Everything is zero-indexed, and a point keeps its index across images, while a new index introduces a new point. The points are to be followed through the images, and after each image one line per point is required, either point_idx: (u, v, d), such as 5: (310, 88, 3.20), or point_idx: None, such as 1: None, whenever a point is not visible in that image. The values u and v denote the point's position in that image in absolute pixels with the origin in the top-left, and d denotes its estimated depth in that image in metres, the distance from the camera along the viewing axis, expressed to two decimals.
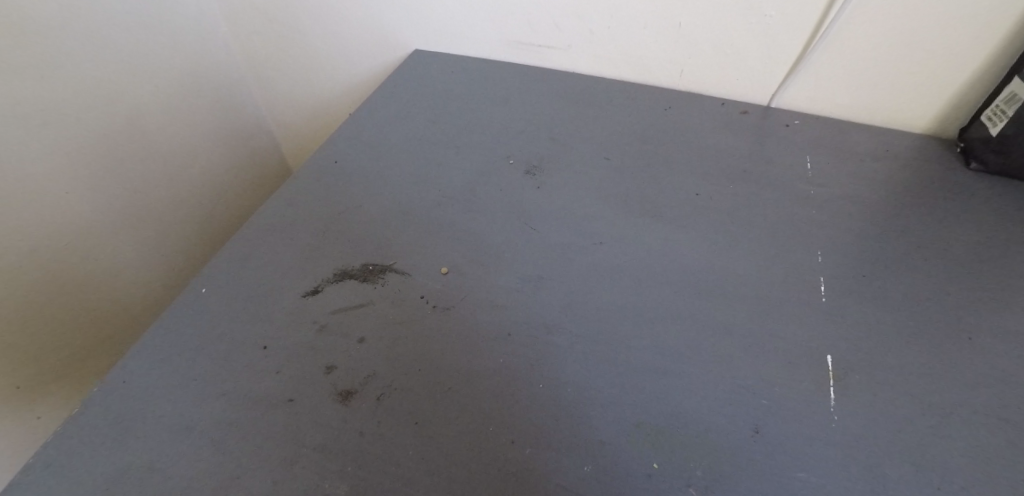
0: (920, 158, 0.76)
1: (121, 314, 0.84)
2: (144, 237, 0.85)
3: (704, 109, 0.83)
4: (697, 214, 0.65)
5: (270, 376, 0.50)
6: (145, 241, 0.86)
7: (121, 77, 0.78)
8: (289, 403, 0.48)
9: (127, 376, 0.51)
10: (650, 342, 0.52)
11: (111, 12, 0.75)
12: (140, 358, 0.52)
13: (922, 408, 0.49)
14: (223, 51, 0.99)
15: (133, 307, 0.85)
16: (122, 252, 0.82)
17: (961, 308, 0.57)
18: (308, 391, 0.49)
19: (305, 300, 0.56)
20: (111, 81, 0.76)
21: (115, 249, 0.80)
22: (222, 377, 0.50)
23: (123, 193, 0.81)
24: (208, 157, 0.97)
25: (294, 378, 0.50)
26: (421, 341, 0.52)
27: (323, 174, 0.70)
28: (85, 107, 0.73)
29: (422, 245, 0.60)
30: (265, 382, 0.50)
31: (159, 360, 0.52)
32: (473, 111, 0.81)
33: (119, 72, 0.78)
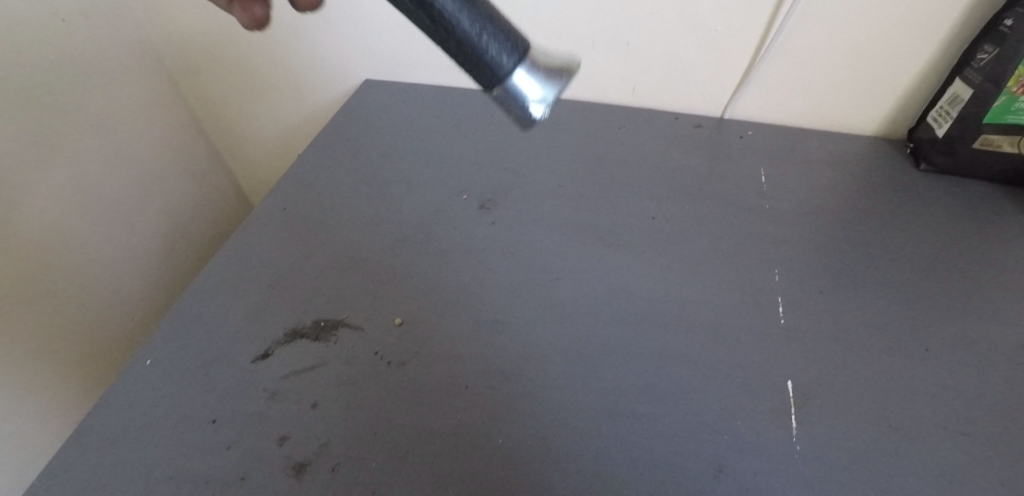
0: (871, 162, 0.77)
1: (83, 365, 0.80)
2: (90, 295, 0.80)
3: (658, 126, 0.82)
4: (654, 240, 0.64)
5: (220, 454, 0.48)
6: (100, 287, 0.82)
7: (54, 125, 0.73)
8: (242, 481, 0.46)
9: (69, 464, 0.48)
10: (611, 382, 0.52)
11: (39, 61, 0.71)
12: (81, 448, 0.49)
13: (885, 430, 0.49)
14: (168, 91, 0.95)
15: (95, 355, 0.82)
16: (77, 301, 0.78)
17: (914, 320, 0.58)
18: (261, 468, 0.47)
19: (256, 364, 0.53)
20: (43, 132, 0.72)
21: (69, 299, 0.77)
22: (171, 458, 0.48)
23: (69, 240, 0.77)
24: (158, 202, 0.92)
25: (246, 453, 0.48)
26: (378, 400, 0.50)
27: (272, 221, 0.68)
28: (17, 161, 0.69)
29: (376, 294, 0.58)
30: (216, 461, 0.47)
31: (102, 447, 0.49)
32: (425, 139, 0.79)
33: (52, 121, 0.73)
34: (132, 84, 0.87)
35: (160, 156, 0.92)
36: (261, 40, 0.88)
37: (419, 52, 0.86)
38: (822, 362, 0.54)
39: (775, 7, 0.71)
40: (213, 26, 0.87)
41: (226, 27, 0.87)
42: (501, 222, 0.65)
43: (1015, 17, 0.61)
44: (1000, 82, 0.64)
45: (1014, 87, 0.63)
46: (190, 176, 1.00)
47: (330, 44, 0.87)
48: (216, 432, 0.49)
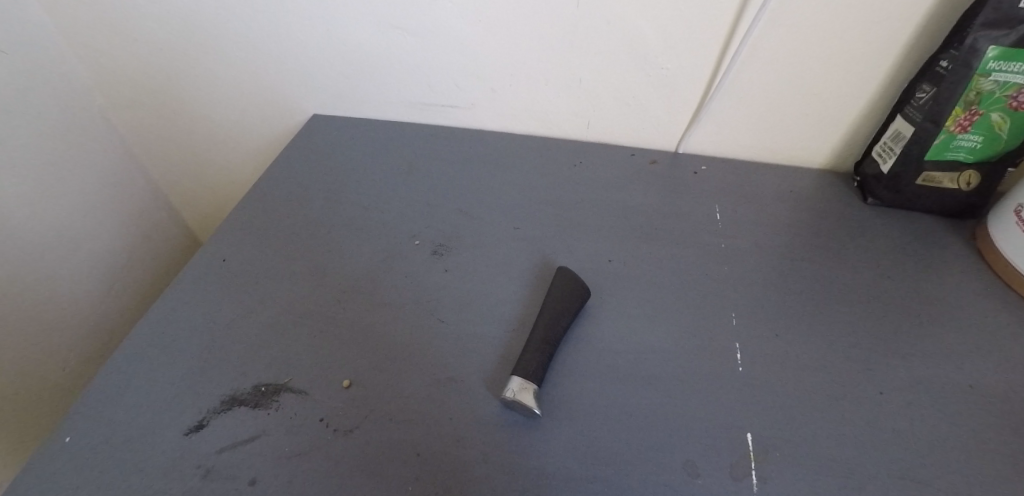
0: (820, 196, 0.78)
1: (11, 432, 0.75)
2: (23, 356, 0.76)
3: (613, 162, 0.81)
4: (611, 286, 0.63)
5: None
6: (32, 346, 0.77)
7: None
8: None
9: None
10: (570, 443, 0.50)
11: None
12: None
13: (839, 479, 0.50)
14: (100, 130, 0.89)
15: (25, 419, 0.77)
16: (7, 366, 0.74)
17: (866, 363, 0.58)
18: None
19: (190, 438, 0.50)
20: None
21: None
22: None
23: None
24: (92, 244, 0.87)
25: None
26: (322, 474, 0.47)
27: (208, 274, 0.63)
28: None
29: (321, 353, 0.55)
30: None
31: None
32: (374, 178, 0.76)
33: None
34: (62, 124, 0.81)
35: (94, 197, 0.87)
36: (199, 74, 0.84)
37: (367, 87, 0.83)
38: (780, 412, 0.54)
39: (722, 48, 0.72)
40: (147, 60, 0.82)
41: (161, 60, 0.82)
42: (454, 270, 0.63)
43: (949, 59, 0.63)
44: (938, 121, 0.66)
45: (952, 126, 0.66)
46: (129, 215, 0.94)
47: (272, 79, 0.83)
48: None
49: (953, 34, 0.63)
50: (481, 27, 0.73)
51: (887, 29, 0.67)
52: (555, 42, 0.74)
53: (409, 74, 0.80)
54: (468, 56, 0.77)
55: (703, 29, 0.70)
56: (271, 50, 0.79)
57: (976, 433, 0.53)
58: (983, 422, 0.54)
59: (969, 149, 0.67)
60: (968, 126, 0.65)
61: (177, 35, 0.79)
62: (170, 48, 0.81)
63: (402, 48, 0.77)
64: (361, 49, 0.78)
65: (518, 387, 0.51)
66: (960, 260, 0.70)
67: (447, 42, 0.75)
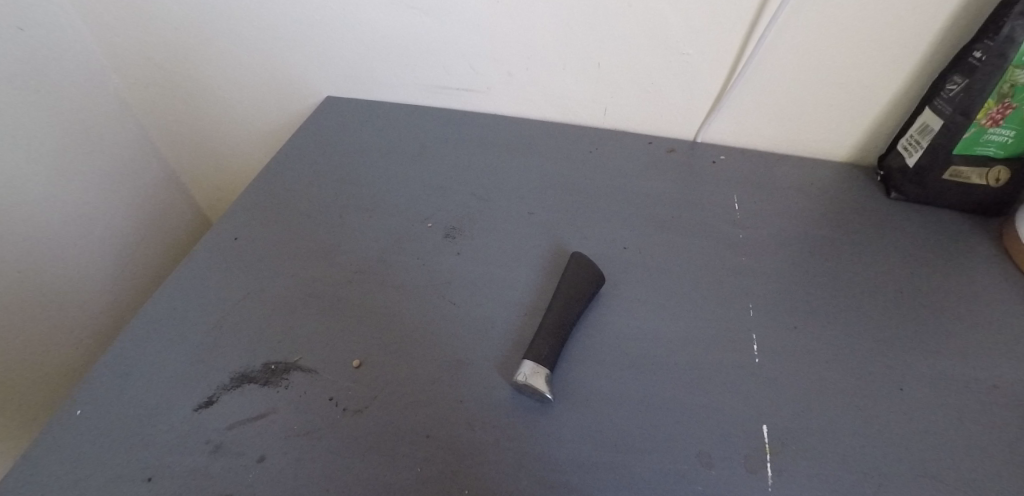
0: (842, 190, 0.77)
1: (24, 406, 0.76)
2: (39, 330, 0.77)
3: (630, 149, 0.80)
4: (626, 273, 0.62)
5: None
6: (47, 322, 0.78)
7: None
8: None
9: None
10: (581, 431, 0.49)
11: None
12: None
13: (858, 474, 0.49)
14: (115, 109, 0.89)
15: (38, 393, 0.78)
16: (22, 340, 0.74)
17: (886, 358, 0.57)
18: None
19: (199, 414, 0.49)
20: None
21: (14, 340, 0.73)
22: None
23: (14, 277, 0.73)
24: (106, 225, 0.87)
25: None
26: (330, 453, 0.47)
27: (220, 251, 0.63)
28: None
29: (331, 333, 0.55)
30: None
31: None
32: (388, 160, 0.75)
33: None
34: (78, 102, 0.82)
35: (110, 176, 0.87)
36: (214, 54, 0.83)
37: (382, 69, 0.82)
38: (798, 406, 0.52)
39: (747, 35, 0.70)
40: (162, 39, 0.82)
41: (177, 40, 0.82)
42: (467, 253, 0.62)
43: (983, 50, 0.61)
44: (969, 114, 0.64)
45: (983, 120, 0.64)
46: (143, 195, 0.95)
47: (287, 59, 0.82)
48: (150, 490, 0.45)
49: (988, 23, 0.61)
50: (499, 9, 0.72)
51: (919, 17, 0.64)
52: (575, 26, 0.72)
53: (425, 55, 0.79)
54: (486, 39, 0.75)
55: (727, 15, 0.68)
56: (286, 30, 0.79)
57: (999, 432, 0.52)
58: (1007, 421, 0.53)
59: (999, 144, 0.65)
60: (1000, 119, 0.63)
61: (193, 14, 0.78)
62: (186, 28, 0.80)
63: (418, 29, 0.76)
64: (376, 29, 0.77)
65: (530, 371, 0.50)
66: (985, 257, 0.68)
67: (464, 25, 0.74)
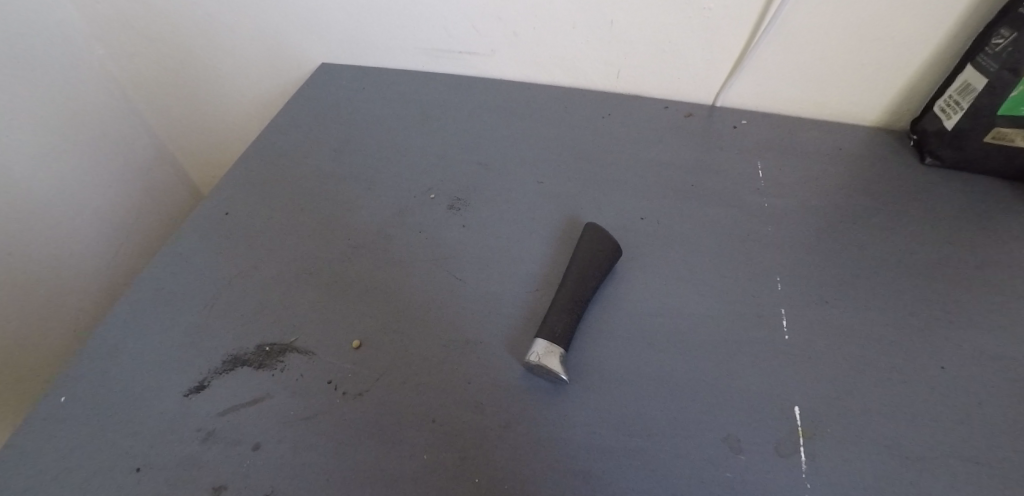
0: (872, 155, 0.72)
1: (11, 390, 0.74)
2: (23, 313, 0.74)
3: (645, 114, 0.75)
4: (643, 245, 0.58)
5: None
6: (31, 303, 0.75)
7: None
8: None
9: None
10: (599, 415, 0.45)
11: None
12: None
13: (896, 458, 0.45)
14: (99, 81, 0.84)
15: (26, 376, 0.76)
16: (6, 323, 0.71)
17: (925, 334, 0.53)
18: None
19: (190, 400, 0.46)
20: None
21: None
22: None
23: None
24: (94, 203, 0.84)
25: None
26: (330, 440, 0.44)
27: (211, 228, 0.59)
28: None
29: (329, 312, 0.51)
30: None
31: None
32: (388, 129, 0.71)
33: None
34: (60, 74, 0.77)
35: (97, 152, 0.84)
36: (201, 20, 0.78)
37: (379, 32, 0.77)
38: (831, 386, 0.49)
39: None
40: (144, 4, 0.77)
41: (160, 5, 0.77)
42: (474, 226, 0.58)
43: None
44: (1018, 70, 0.58)
45: None
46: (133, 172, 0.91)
47: (277, 24, 0.77)
48: (140, 481, 0.43)
49: None
50: None
51: None
52: None
53: (424, 16, 0.73)
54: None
55: None
56: None
57: None
58: None
59: None
60: None
61: None
62: None
63: None
64: None
65: (543, 351, 0.46)
66: None
67: None
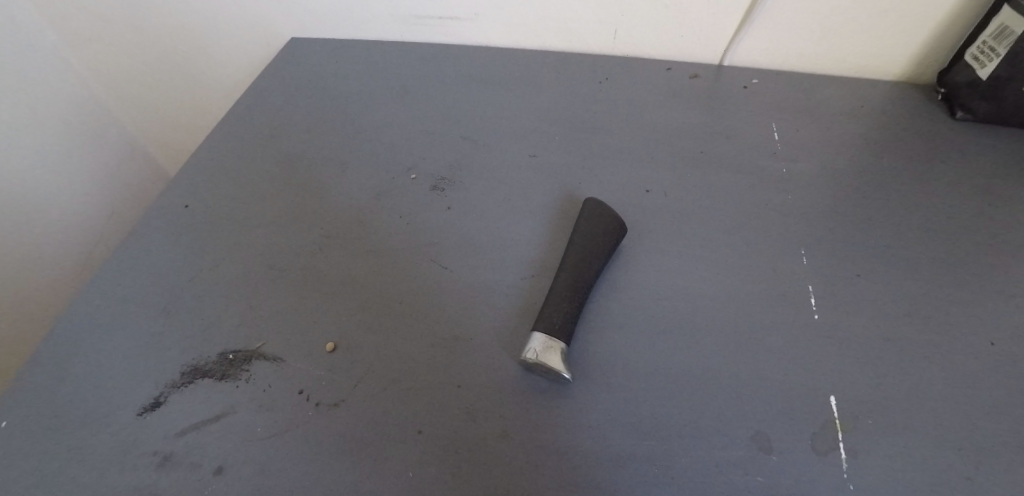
0: (896, 111, 0.65)
1: None
2: None
3: (646, 78, 0.68)
4: (650, 222, 0.52)
5: None
6: None
7: None
8: None
9: None
10: (608, 416, 0.40)
11: None
12: None
13: (948, 450, 0.40)
14: (67, 77, 0.75)
15: None
16: None
17: (971, 307, 0.47)
18: None
19: (144, 419, 0.41)
20: None
21: None
22: None
23: None
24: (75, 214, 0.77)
25: None
26: (303, 459, 0.38)
27: (169, 221, 0.53)
28: None
29: (300, 311, 0.45)
30: None
31: None
32: (364, 106, 0.64)
33: None
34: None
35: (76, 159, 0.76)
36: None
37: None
38: (869, 370, 0.43)
39: None
40: None
41: None
42: (460, 208, 0.52)
43: None
44: None
45: None
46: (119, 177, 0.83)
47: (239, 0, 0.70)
48: None
49: None
50: None
51: None
52: None
53: None
54: None
55: None
56: None
57: None
58: None
59: None
60: None
61: None
62: None
63: None
64: None
65: (541, 347, 0.41)
66: None
67: None
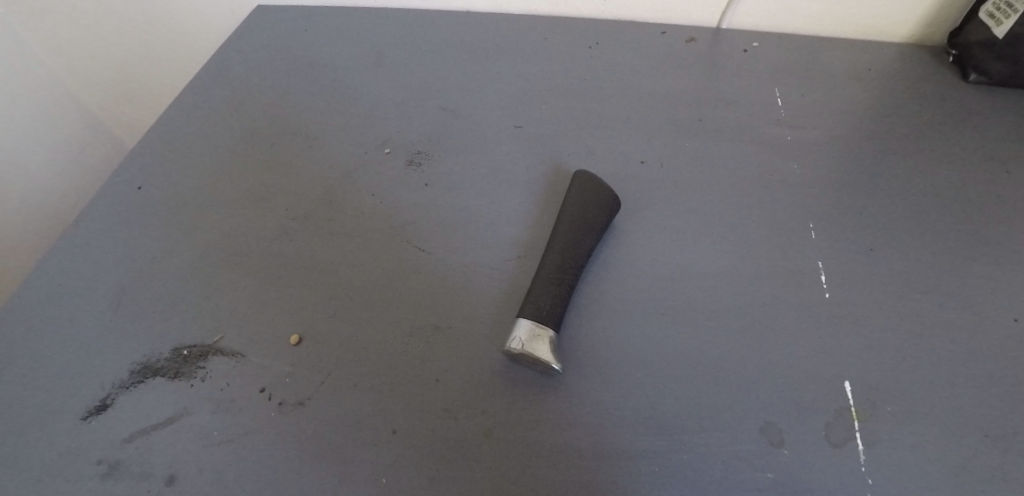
0: (906, 74, 0.61)
1: None
2: None
3: (640, 42, 0.63)
4: (645, 196, 0.48)
5: None
6: None
7: None
8: None
9: None
10: (603, 410, 0.36)
11: None
12: None
13: (972, 437, 0.36)
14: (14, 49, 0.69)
15: None
16: None
17: (992, 281, 0.44)
18: None
19: (88, 424, 0.37)
20: None
21: None
22: None
23: None
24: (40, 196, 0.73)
25: None
26: (264, 465, 0.34)
27: (118, 204, 0.49)
28: None
29: (262, 302, 0.41)
30: None
31: None
32: (334, 76, 0.59)
33: None
34: None
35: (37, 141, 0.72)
36: None
37: None
38: (885, 353, 0.40)
39: None
40: None
41: None
42: (438, 185, 0.48)
43: None
44: None
45: None
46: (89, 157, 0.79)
47: None
48: None
49: None
50: None
51: None
52: None
53: None
54: None
55: None
56: None
57: None
58: None
59: None
60: None
61: None
62: None
63: None
64: None
65: (528, 336, 0.37)
66: None
67: None
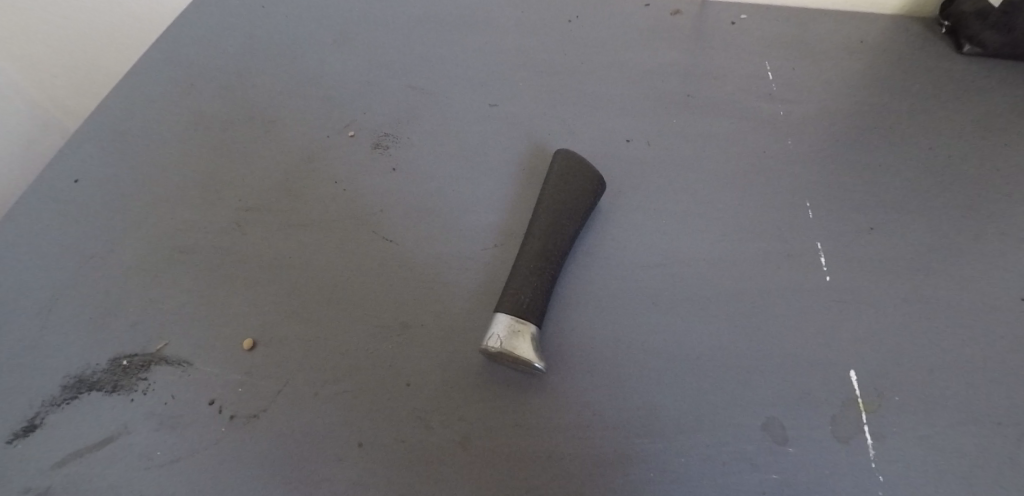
0: (899, 44, 0.58)
1: None
2: None
3: (623, 15, 0.60)
4: (631, 178, 0.45)
5: None
6: None
7: None
8: None
9: None
10: (589, 412, 0.33)
11: None
12: None
13: (986, 426, 0.34)
14: None
15: None
16: None
17: (998, 259, 0.41)
18: None
19: (14, 447, 0.32)
20: None
21: None
22: None
23: None
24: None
25: None
26: (213, 488, 0.31)
27: (53, 200, 0.44)
28: None
29: (212, 303, 0.37)
30: None
31: None
32: (294, 55, 0.54)
33: None
34: None
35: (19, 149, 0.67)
36: None
37: None
38: (890, 339, 0.37)
39: None
40: None
41: None
42: (407, 170, 0.44)
43: None
44: None
45: None
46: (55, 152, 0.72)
47: None
48: None
49: None
50: None
51: None
52: None
53: None
54: None
55: None
56: None
57: None
58: None
59: None
60: None
61: None
62: None
63: None
64: None
65: (506, 333, 0.34)
66: None
67: None
